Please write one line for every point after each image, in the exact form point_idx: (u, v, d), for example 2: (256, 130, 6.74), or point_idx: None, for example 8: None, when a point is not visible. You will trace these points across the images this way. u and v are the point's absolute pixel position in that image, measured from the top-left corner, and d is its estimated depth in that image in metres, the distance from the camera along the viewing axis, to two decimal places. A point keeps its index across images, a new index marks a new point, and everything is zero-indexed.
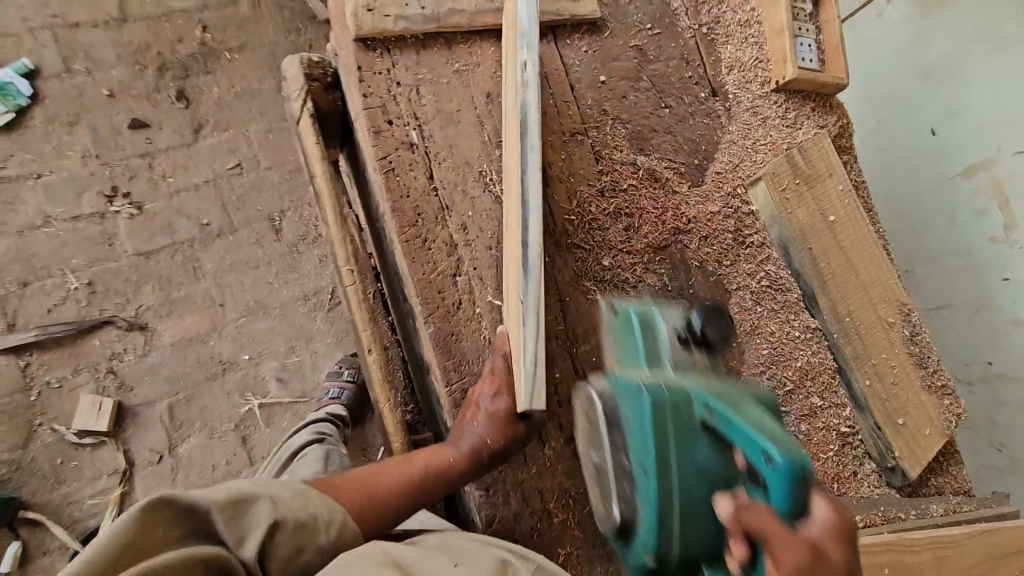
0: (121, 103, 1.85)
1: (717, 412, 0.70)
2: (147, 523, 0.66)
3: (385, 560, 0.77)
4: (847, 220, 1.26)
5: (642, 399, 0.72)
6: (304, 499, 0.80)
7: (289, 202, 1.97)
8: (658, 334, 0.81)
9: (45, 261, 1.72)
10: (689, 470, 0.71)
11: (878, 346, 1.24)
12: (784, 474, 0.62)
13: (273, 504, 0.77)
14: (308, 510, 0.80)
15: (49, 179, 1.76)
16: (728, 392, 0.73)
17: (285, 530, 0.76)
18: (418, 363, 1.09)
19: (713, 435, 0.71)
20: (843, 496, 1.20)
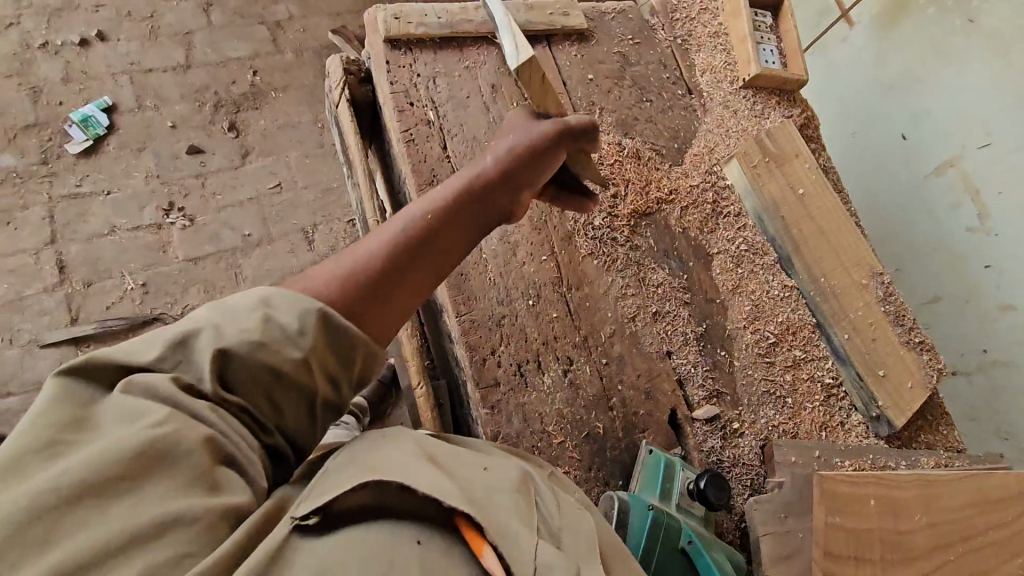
0: (182, 133, 2.14)
1: (696, 546, 1.01)
2: (79, 401, 0.61)
3: (420, 453, 0.71)
4: (816, 193, 1.40)
5: (649, 514, 1.01)
6: (263, 315, 0.69)
7: (321, 217, 2.19)
8: (675, 474, 1.10)
9: (107, 264, 1.95)
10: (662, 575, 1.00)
11: (854, 304, 1.35)
12: None
13: (216, 332, 0.67)
14: (267, 330, 0.68)
15: (117, 196, 2.02)
16: (706, 537, 1.04)
17: (239, 357, 0.67)
18: (434, 312, 1.23)
19: (687, 563, 1.02)
20: (833, 443, 1.27)
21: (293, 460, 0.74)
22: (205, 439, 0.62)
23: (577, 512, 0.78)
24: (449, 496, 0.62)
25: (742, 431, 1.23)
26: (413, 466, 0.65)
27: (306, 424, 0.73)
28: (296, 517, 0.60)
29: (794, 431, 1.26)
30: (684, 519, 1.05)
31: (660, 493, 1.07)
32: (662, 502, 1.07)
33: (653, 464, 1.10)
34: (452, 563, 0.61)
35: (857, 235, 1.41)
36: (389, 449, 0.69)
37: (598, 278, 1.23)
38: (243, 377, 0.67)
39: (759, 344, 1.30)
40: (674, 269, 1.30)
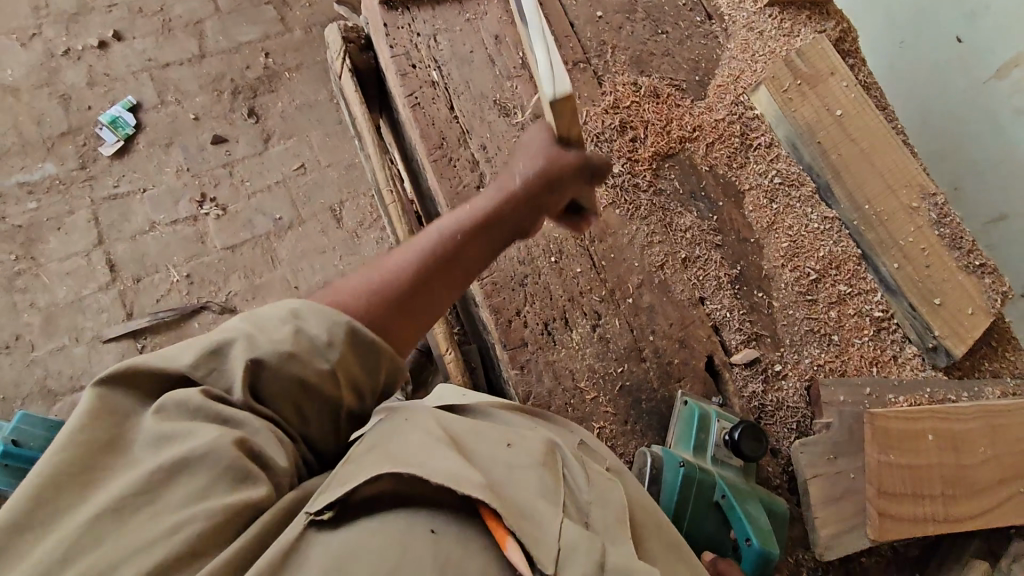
0: (205, 124, 2.18)
1: (730, 501, 0.98)
2: (113, 413, 0.60)
3: (438, 432, 0.68)
4: (855, 114, 1.29)
5: (679, 472, 0.99)
6: (295, 324, 0.67)
7: (347, 194, 2.21)
8: (711, 426, 1.05)
9: (153, 260, 2.04)
10: (694, 527, 1.00)
11: (903, 230, 1.25)
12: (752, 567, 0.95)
13: (251, 339, 0.65)
14: (299, 339, 0.66)
15: (153, 193, 2.09)
16: (744, 490, 1.01)
17: (276, 365, 0.64)
18: None
19: (722, 514, 1.00)
20: (885, 378, 1.20)
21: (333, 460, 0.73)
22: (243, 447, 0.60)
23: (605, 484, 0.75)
24: (465, 483, 0.60)
25: (786, 373, 1.18)
26: (433, 452, 0.64)
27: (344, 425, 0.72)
28: (310, 511, 0.59)
29: (842, 369, 1.20)
30: (720, 474, 1.02)
31: (694, 449, 1.04)
32: (696, 456, 1.04)
33: (688, 416, 1.06)
34: (472, 551, 0.58)
35: (905, 156, 1.29)
36: (407, 431, 0.67)
37: (621, 228, 1.18)
38: (278, 388, 0.65)
39: (799, 282, 1.23)
40: (702, 211, 1.24)
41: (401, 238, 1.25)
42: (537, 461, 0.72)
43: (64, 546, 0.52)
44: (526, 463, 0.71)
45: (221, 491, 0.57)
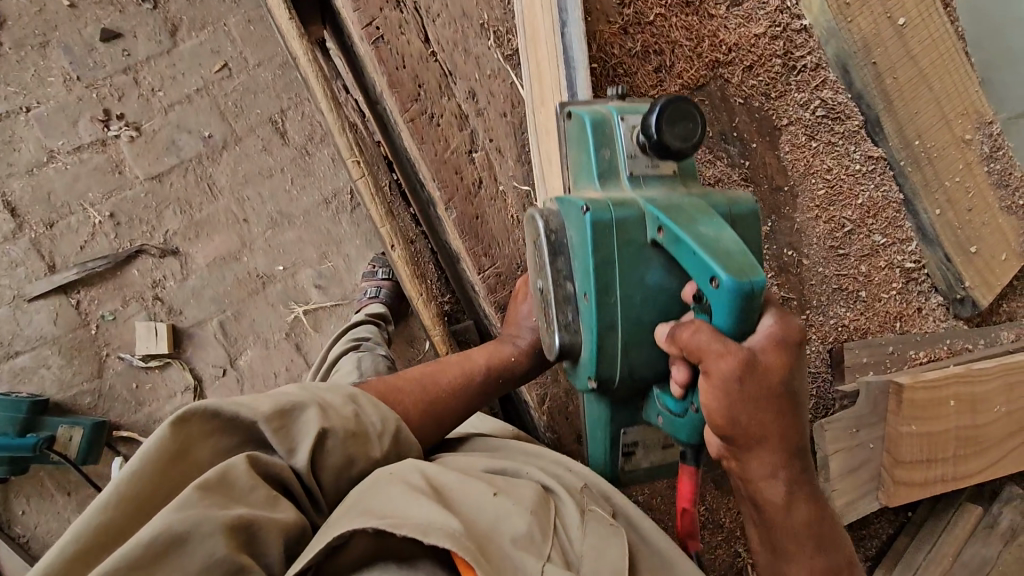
0: (86, 13, 1.69)
1: (668, 229, 0.65)
2: (188, 435, 0.63)
3: (421, 481, 0.69)
4: (920, 22, 1.06)
5: (586, 217, 0.68)
6: (356, 405, 0.76)
7: (288, 101, 1.84)
8: (614, 133, 0.73)
9: (63, 199, 1.70)
10: (636, 297, 0.69)
11: (953, 167, 1.10)
12: (727, 293, 0.60)
13: (324, 413, 0.72)
14: (361, 421, 0.75)
15: (40, 112, 1.68)
16: (684, 205, 0.69)
17: (337, 439, 0.72)
18: (449, 251, 1.05)
19: (666, 254, 0.69)
20: (907, 334, 1.14)
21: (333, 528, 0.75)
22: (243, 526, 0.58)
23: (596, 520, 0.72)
24: (428, 534, 0.59)
25: (809, 336, 1.10)
26: (410, 501, 0.64)
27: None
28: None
29: (866, 327, 1.12)
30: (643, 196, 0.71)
31: (601, 181, 0.73)
32: (606, 187, 0.73)
33: (579, 132, 0.74)
34: None
35: (968, 75, 1.09)
36: (391, 482, 0.69)
37: None
38: (336, 456, 0.71)
39: (831, 235, 1.10)
40: (733, 156, 1.05)
41: (379, 216, 1.06)
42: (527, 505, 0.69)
43: None
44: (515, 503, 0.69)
45: (219, 567, 0.55)
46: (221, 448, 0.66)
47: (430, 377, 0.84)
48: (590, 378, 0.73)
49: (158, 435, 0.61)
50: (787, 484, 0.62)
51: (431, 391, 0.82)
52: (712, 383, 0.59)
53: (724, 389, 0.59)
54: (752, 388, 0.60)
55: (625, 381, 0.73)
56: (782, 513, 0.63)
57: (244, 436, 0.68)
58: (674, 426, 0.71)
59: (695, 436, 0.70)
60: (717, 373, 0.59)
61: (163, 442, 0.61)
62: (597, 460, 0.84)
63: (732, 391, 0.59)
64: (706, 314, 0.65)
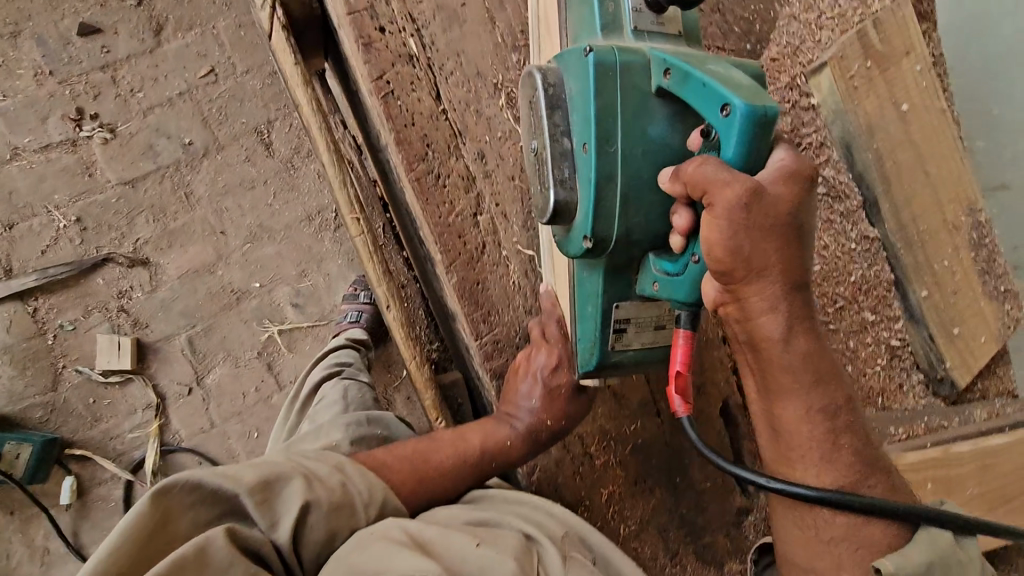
0: (64, 5, 1.60)
1: (678, 70, 0.62)
2: (166, 508, 0.62)
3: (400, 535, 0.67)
4: (922, 111, 1.09)
5: (591, 62, 0.63)
6: (343, 476, 0.73)
7: (275, 112, 1.77)
8: None
9: (26, 199, 1.60)
10: (637, 148, 0.65)
11: (943, 252, 1.13)
12: (739, 119, 0.57)
13: (308, 485, 0.69)
14: (347, 492, 0.72)
15: (7, 105, 1.58)
16: (693, 53, 0.66)
17: (321, 512, 0.68)
18: (442, 306, 1.01)
19: (671, 103, 0.66)
20: (888, 410, 1.16)
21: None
22: None
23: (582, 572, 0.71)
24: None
25: None
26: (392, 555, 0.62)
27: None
28: None
29: None
30: (650, 48, 0.66)
31: (604, 33, 0.68)
32: (609, 40, 0.68)
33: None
34: None
35: (962, 165, 1.12)
36: (369, 540, 0.66)
37: None
38: (320, 529, 0.68)
39: (824, 310, 1.11)
40: None
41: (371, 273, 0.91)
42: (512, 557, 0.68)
43: None
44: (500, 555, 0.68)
45: None
46: (200, 523, 0.64)
47: (422, 448, 0.82)
48: (585, 239, 0.69)
49: (136, 510, 0.60)
50: (787, 317, 0.62)
51: (422, 467, 0.80)
52: (716, 216, 0.58)
53: (730, 217, 0.58)
54: (758, 221, 0.58)
55: (620, 246, 0.70)
56: (780, 346, 0.63)
57: (225, 512, 0.66)
58: (674, 288, 0.68)
59: (696, 292, 0.67)
60: (723, 199, 0.57)
61: (140, 518, 0.59)
62: (584, 340, 0.77)
63: (737, 225, 0.58)
64: (713, 151, 0.62)
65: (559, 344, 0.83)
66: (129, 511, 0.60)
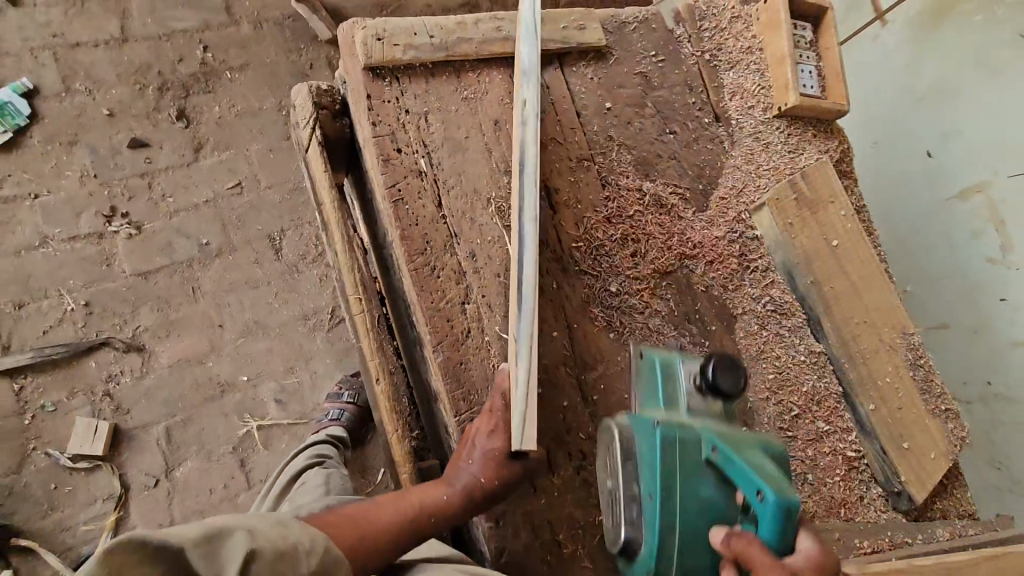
0: (121, 122, 1.84)
1: (722, 452, 0.80)
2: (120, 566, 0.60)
3: None
4: (852, 246, 1.26)
5: (655, 433, 0.83)
6: (285, 528, 0.72)
7: (288, 222, 1.96)
8: (678, 380, 0.92)
9: (41, 283, 1.70)
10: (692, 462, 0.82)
11: (884, 370, 1.24)
12: (772, 509, 0.73)
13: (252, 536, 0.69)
14: (291, 542, 0.71)
15: (46, 200, 1.74)
16: (736, 436, 0.84)
17: (263, 563, 0.67)
18: (425, 389, 1.10)
19: (716, 472, 0.82)
20: (851, 521, 1.20)
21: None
22: None
23: None
24: None
25: None
26: None
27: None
28: None
29: (812, 511, 1.18)
30: (700, 423, 0.85)
31: (664, 406, 0.89)
32: (667, 411, 0.89)
33: (648, 367, 0.95)
34: None
35: (891, 294, 1.28)
36: None
37: (614, 354, 1.08)
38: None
39: (781, 417, 1.20)
40: (694, 335, 1.16)
41: (367, 343, 1.04)
42: None
43: None
44: None
45: None
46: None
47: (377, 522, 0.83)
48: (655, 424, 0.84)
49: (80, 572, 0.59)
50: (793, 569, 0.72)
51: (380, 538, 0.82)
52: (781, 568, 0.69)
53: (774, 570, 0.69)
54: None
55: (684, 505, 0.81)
56: None
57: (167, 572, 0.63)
58: None
59: None
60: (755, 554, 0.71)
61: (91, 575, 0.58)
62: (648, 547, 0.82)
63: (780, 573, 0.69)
64: (751, 522, 0.77)
65: (499, 413, 0.90)
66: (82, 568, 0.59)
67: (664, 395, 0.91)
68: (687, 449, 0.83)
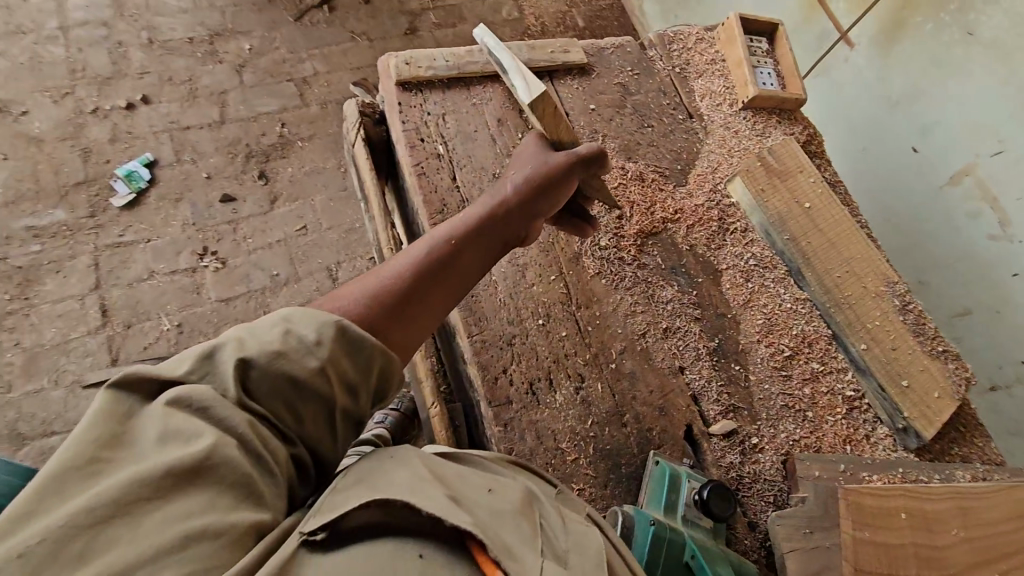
0: (216, 183, 2.29)
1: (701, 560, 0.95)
2: (120, 416, 0.61)
3: (427, 467, 0.69)
4: (824, 209, 1.42)
5: (650, 529, 0.97)
6: (285, 327, 0.71)
7: (345, 256, 2.29)
8: (680, 490, 1.05)
9: (146, 307, 2.06)
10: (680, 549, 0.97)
11: (873, 314, 1.34)
12: None
13: (242, 345, 0.68)
14: (287, 342, 0.69)
15: (156, 243, 2.15)
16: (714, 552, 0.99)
17: (261, 369, 0.67)
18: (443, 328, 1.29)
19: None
20: (860, 457, 1.23)
21: (313, 474, 0.73)
22: (233, 441, 0.62)
23: (577, 527, 0.78)
24: (454, 515, 0.61)
25: (762, 445, 1.21)
26: (420, 486, 0.64)
27: (326, 437, 0.73)
28: (304, 531, 0.59)
29: (817, 445, 1.23)
30: (688, 533, 1.00)
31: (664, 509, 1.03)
32: (667, 515, 1.02)
33: (660, 476, 1.07)
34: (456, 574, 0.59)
35: (870, 248, 1.40)
36: (396, 469, 0.67)
37: (606, 295, 1.26)
38: (264, 388, 0.67)
39: (774, 357, 1.29)
40: (682, 285, 1.33)
41: None
42: (518, 509, 0.72)
43: (57, 553, 0.50)
44: (507, 508, 0.71)
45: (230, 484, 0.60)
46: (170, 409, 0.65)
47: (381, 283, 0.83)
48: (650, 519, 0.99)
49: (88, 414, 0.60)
50: None
51: (392, 293, 0.83)
52: None
53: None
54: None
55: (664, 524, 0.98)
56: None
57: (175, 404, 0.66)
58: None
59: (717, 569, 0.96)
60: None
61: (102, 417, 0.60)
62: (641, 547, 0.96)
63: None
64: None
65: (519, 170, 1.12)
66: (80, 423, 0.59)
67: (666, 501, 1.03)
68: (678, 557, 0.97)
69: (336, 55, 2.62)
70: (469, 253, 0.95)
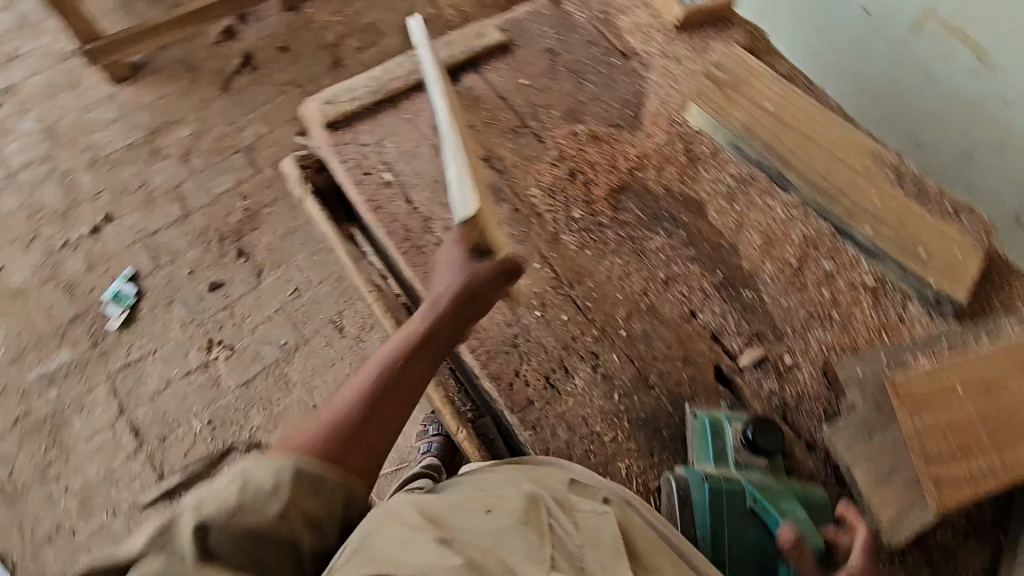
0: (200, 275, 2.30)
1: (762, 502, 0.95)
2: None
3: (417, 519, 0.72)
4: (790, 105, 1.36)
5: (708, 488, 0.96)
6: (238, 479, 0.79)
7: (344, 303, 2.28)
8: (727, 436, 1.01)
9: (173, 415, 2.08)
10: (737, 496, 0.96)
11: (869, 194, 1.29)
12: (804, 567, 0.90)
13: (198, 509, 0.76)
14: (245, 492, 0.78)
15: (163, 351, 2.17)
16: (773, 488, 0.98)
17: (217, 528, 0.75)
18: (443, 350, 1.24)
19: (758, 519, 0.96)
20: (899, 341, 1.19)
21: None
22: None
23: (587, 521, 0.80)
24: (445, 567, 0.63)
25: (798, 363, 1.17)
26: (415, 544, 0.67)
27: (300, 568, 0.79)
28: None
29: (853, 343, 1.19)
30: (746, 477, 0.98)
31: (716, 461, 1.00)
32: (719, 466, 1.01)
33: (702, 428, 1.04)
34: None
35: (848, 130, 1.34)
36: (389, 527, 0.71)
37: (596, 265, 1.22)
38: (225, 545, 0.74)
39: (783, 271, 1.25)
40: (669, 230, 1.28)
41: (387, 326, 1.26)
42: (518, 523, 0.75)
43: None
44: (507, 525, 0.75)
45: None
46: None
47: (339, 408, 0.91)
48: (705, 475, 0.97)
49: None
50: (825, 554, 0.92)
51: (344, 425, 0.88)
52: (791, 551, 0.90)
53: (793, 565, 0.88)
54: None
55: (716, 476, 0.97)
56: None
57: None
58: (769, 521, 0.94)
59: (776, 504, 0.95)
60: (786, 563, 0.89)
61: None
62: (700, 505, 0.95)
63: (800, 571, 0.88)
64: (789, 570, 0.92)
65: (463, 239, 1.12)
66: None
67: (715, 452, 1.00)
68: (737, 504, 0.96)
69: (273, 113, 2.59)
70: (415, 361, 0.97)
